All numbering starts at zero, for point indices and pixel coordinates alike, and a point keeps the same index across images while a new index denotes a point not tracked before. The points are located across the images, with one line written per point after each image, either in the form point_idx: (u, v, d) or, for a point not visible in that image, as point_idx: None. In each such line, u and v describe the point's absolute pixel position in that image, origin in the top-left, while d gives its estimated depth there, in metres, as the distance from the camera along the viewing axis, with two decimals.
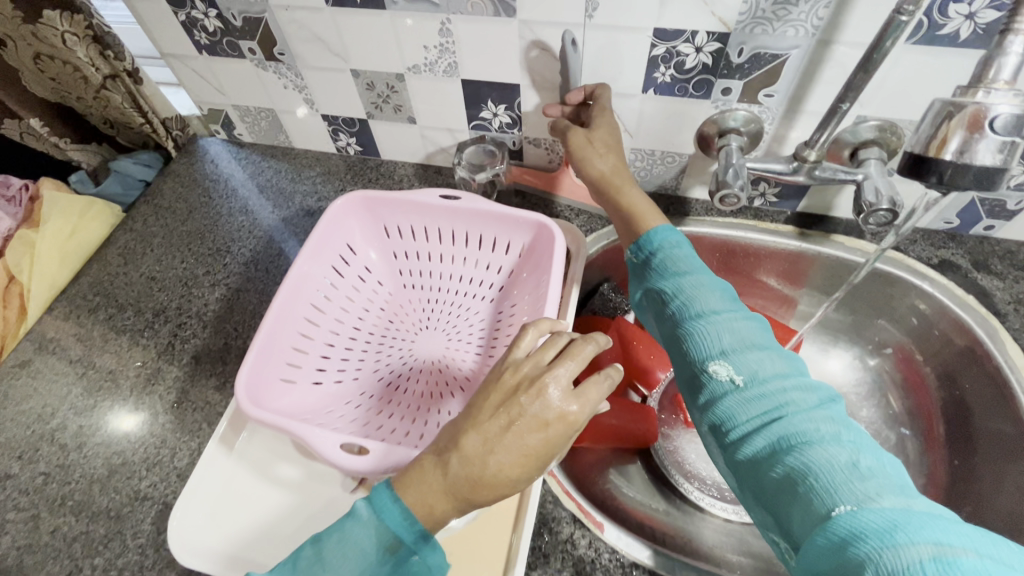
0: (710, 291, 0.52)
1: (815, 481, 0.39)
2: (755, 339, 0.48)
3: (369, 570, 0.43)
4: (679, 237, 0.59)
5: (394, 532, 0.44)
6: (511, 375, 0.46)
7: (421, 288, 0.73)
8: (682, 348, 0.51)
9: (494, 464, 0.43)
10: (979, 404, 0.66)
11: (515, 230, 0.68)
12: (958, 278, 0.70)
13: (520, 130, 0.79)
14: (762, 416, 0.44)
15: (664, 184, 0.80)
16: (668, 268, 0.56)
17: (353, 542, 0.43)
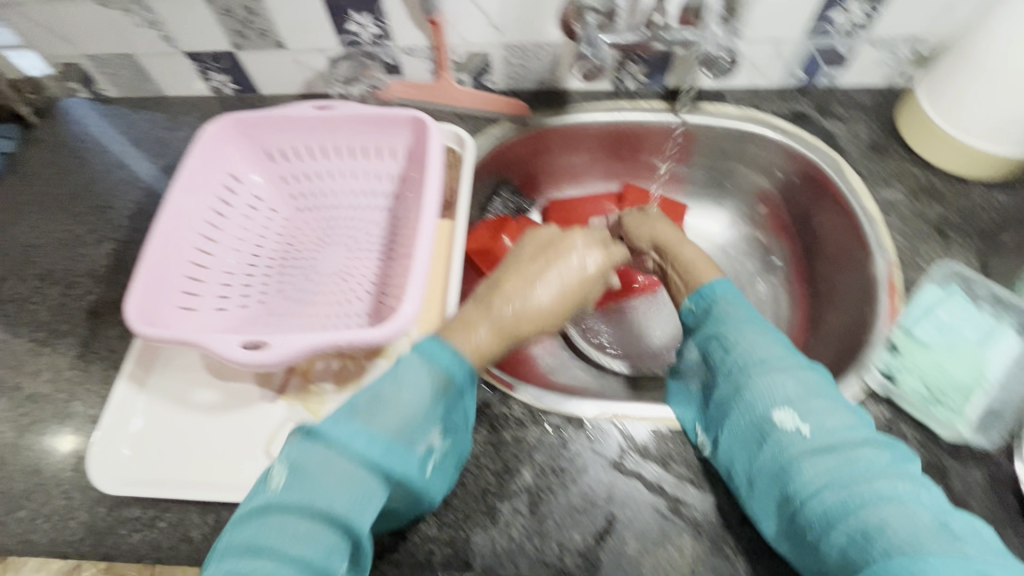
0: (763, 338, 0.51)
1: (893, 539, 0.38)
2: (820, 390, 0.48)
3: (430, 403, 0.44)
4: (734, 290, 0.58)
5: (444, 364, 0.46)
6: (558, 240, 0.58)
7: (316, 208, 0.74)
8: (737, 399, 0.49)
9: (536, 296, 0.52)
10: (833, 231, 0.74)
11: (396, 133, 0.69)
12: (808, 126, 0.77)
13: (392, 40, 0.78)
14: (831, 472, 0.42)
15: (543, 79, 0.82)
16: (718, 314, 0.55)
17: (408, 380, 0.44)
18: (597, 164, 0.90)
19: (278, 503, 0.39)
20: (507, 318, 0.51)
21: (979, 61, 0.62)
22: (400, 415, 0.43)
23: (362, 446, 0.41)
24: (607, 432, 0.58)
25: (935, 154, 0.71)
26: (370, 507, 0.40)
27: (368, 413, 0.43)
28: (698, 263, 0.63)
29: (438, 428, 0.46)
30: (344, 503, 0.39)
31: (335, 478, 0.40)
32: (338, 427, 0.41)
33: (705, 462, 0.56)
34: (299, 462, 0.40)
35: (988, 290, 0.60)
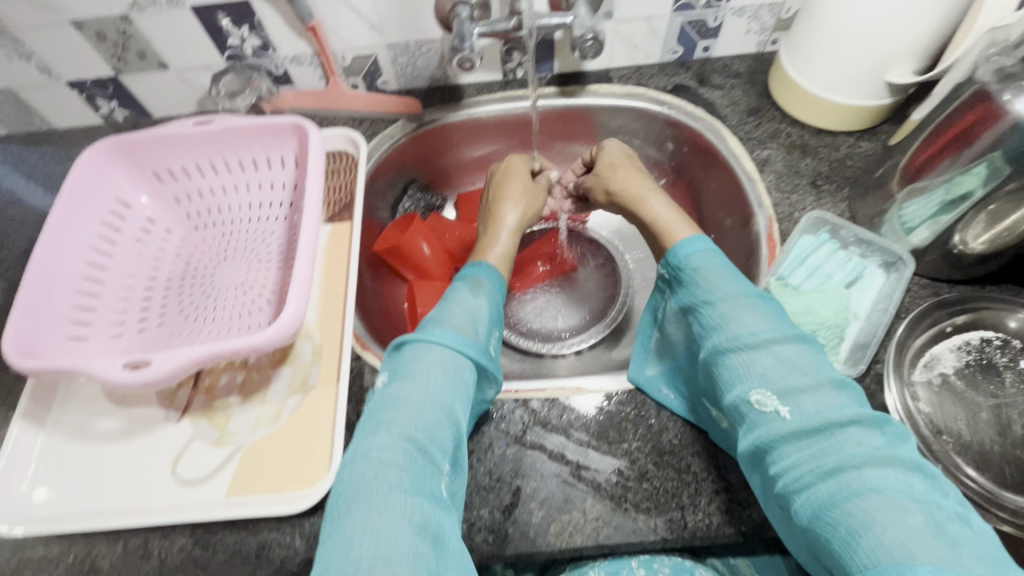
0: (745, 312, 0.51)
1: (874, 537, 0.39)
2: (802, 363, 0.48)
3: (481, 308, 0.59)
4: (711, 248, 0.58)
5: (481, 279, 0.62)
6: (506, 179, 0.75)
7: (213, 225, 0.73)
8: (722, 377, 0.51)
9: (513, 220, 0.71)
10: (721, 194, 0.78)
11: (280, 140, 0.69)
12: (689, 97, 0.81)
13: (275, 50, 0.78)
14: (815, 458, 0.44)
15: (434, 75, 0.84)
16: (700, 287, 0.55)
17: (459, 300, 0.59)
18: (502, 154, 0.92)
19: (400, 388, 0.50)
20: (496, 246, 0.69)
21: (823, 21, 0.66)
22: (465, 319, 0.56)
23: (447, 340, 0.53)
24: (509, 409, 0.59)
25: (802, 111, 0.75)
26: (459, 387, 0.51)
27: (440, 324, 0.55)
28: (675, 221, 0.65)
29: (491, 331, 0.59)
30: (451, 380, 0.51)
31: (434, 365, 0.51)
32: (427, 333, 0.54)
33: (603, 425, 0.58)
34: (399, 366, 0.52)
35: (854, 234, 0.64)
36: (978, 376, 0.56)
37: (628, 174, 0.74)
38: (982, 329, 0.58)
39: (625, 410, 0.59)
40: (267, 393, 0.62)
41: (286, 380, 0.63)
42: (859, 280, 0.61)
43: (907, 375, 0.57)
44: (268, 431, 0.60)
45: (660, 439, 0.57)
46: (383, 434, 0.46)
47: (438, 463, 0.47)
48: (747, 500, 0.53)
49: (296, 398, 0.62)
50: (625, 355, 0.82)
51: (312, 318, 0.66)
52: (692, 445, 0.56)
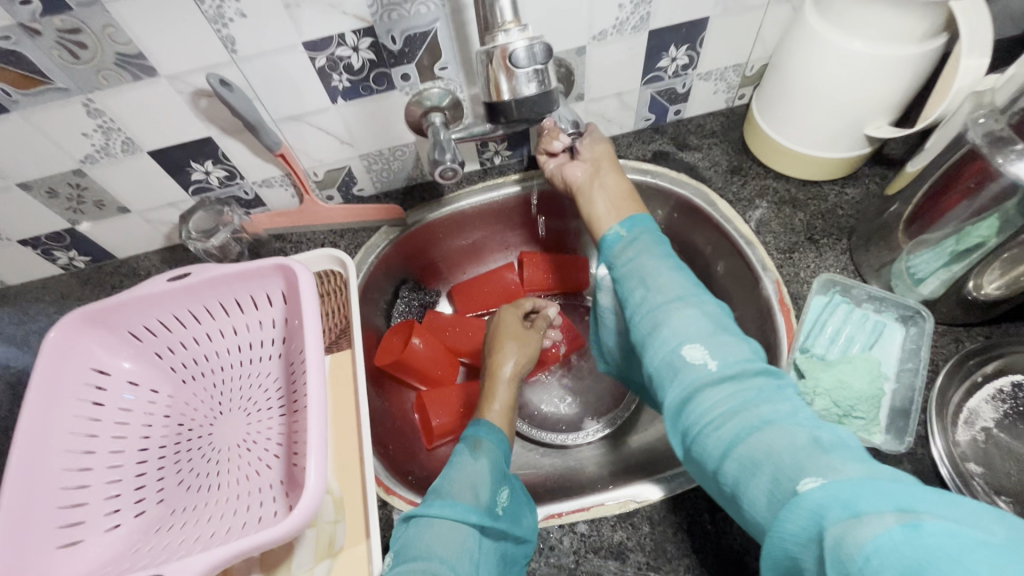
0: (673, 277, 0.54)
1: (774, 461, 0.40)
2: (719, 325, 0.51)
3: (484, 470, 0.54)
4: (645, 228, 0.61)
5: (483, 438, 0.57)
6: (500, 326, 0.72)
7: (202, 375, 0.68)
8: (654, 334, 0.51)
9: (510, 369, 0.67)
10: (719, 257, 0.77)
11: (264, 280, 0.65)
12: (670, 163, 0.80)
13: (243, 177, 0.75)
14: (728, 399, 0.45)
15: (410, 175, 0.81)
16: (636, 258, 0.57)
17: (461, 467, 0.54)
18: (488, 239, 0.90)
19: (405, 568, 0.46)
20: (494, 402, 0.63)
21: (794, 85, 0.67)
22: (467, 484, 0.52)
23: (448, 511, 0.49)
24: (557, 539, 0.56)
25: (785, 166, 0.75)
26: (465, 558, 0.47)
27: (441, 492, 0.51)
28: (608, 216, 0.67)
29: (498, 491, 0.53)
30: (453, 549, 0.47)
31: (438, 541, 0.47)
32: (429, 504, 0.50)
33: (657, 539, 0.55)
34: (403, 545, 0.48)
35: (865, 292, 0.63)
36: (1019, 424, 0.55)
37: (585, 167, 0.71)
38: (1012, 374, 0.57)
39: (677, 518, 0.56)
40: (292, 565, 0.57)
41: (311, 546, 0.57)
42: (881, 338, 0.61)
43: (951, 435, 0.56)
44: None
45: (720, 547, 0.54)
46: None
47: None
48: None
49: (324, 567, 0.56)
50: (651, 434, 0.78)
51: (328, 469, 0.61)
52: (755, 547, 0.53)
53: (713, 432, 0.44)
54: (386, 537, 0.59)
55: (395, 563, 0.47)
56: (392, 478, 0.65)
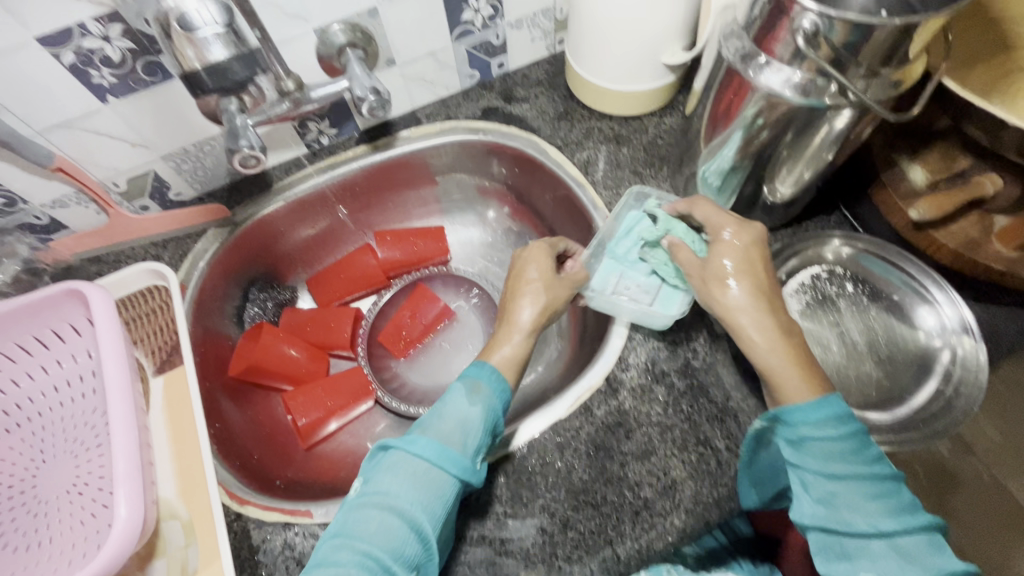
0: (864, 500, 0.44)
1: None
2: (914, 546, 0.42)
3: (475, 419, 0.50)
4: (832, 413, 0.46)
5: (481, 381, 0.53)
6: (522, 270, 0.62)
7: (16, 426, 0.61)
8: (819, 545, 0.44)
9: (529, 315, 0.59)
10: (561, 204, 0.78)
11: (63, 309, 0.60)
12: (500, 118, 0.80)
13: (26, 201, 0.66)
14: None
15: (231, 170, 0.76)
16: (816, 467, 0.45)
17: (452, 413, 0.50)
18: (340, 224, 0.86)
19: (368, 499, 0.47)
20: (506, 348, 0.57)
21: (587, 22, 0.68)
22: (455, 426, 0.50)
23: (429, 450, 0.48)
24: None
25: (604, 105, 0.76)
26: (432, 499, 0.47)
27: (428, 429, 0.50)
28: (790, 368, 0.48)
29: (486, 440, 0.51)
30: (425, 490, 0.47)
31: (411, 478, 0.47)
32: (412, 438, 0.49)
33: (511, 488, 0.56)
34: (374, 474, 0.49)
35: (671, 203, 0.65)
36: (819, 311, 0.61)
37: (741, 292, 0.50)
38: (810, 267, 0.63)
39: (529, 463, 0.57)
40: None
41: None
42: None
43: None
44: None
45: (571, 480, 0.56)
46: (347, 552, 0.44)
47: (408, 542, 0.45)
48: (664, 509, 0.54)
49: None
50: None
51: (171, 493, 0.58)
52: (602, 474, 0.56)
53: None
54: (244, 549, 0.56)
55: (361, 488, 0.48)
56: (248, 488, 0.62)
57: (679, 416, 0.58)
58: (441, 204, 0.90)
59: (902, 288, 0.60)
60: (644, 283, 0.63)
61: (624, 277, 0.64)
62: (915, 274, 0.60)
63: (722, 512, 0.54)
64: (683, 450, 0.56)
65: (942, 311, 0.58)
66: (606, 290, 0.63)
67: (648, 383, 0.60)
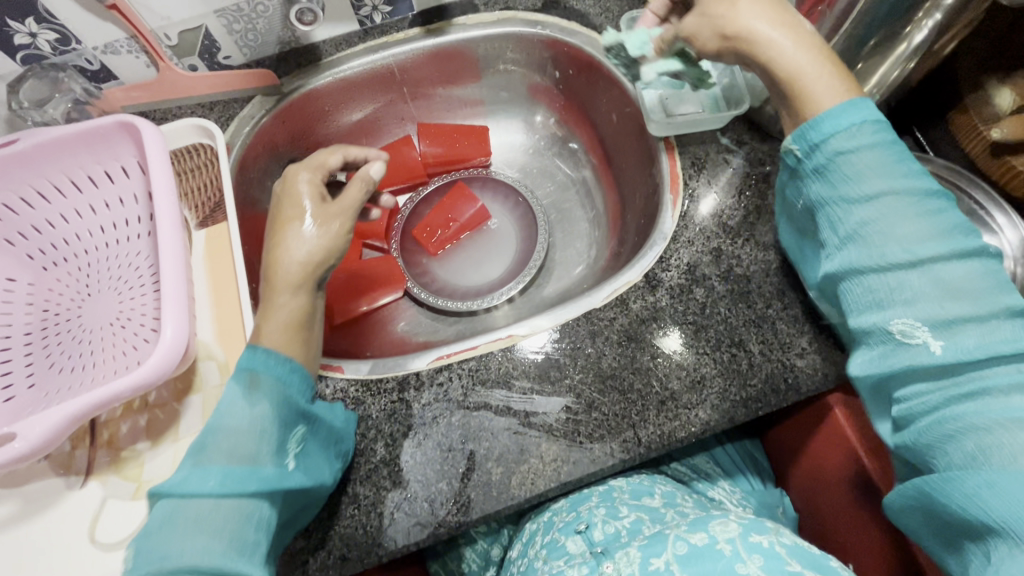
0: (904, 224, 0.43)
1: (1005, 458, 0.38)
2: (961, 283, 0.42)
3: (264, 418, 0.47)
4: (863, 121, 0.45)
5: (259, 372, 0.48)
6: (279, 211, 0.56)
7: (64, 260, 0.63)
8: (853, 292, 0.46)
9: (294, 263, 0.52)
10: (614, 108, 0.75)
11: (112, 145, 0.60)
12: (560, 12, 0.76)
13: (79, 41, 0.66)
14: (953, 392, 0.41)
15: (280, 38, 0.74)
16: (856, 188, 0.45)
17: (231, 429, 0.46)
18: (384, 111, 0.84)
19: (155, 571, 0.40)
20: (280, 309, 0.51)
21: None
22: (245, 439, 0.46)
23: (208, 482, 0.43)
24: (445, 377, 0.57)
25: None
26: (241, 527, 0.42)
27: (204, 457, 0.45)
28: (811, 65, 0.48)
29: (294, 430, 0.49)
30: (219, 530, 0.42)
31: (196, 524, 0.42)
32: (180, 479, 0.43)
33: (540, 366, 0.56)
34: (148, 535, 0.42)
35: None
36: None
37: (754, 4, 0.50)
38: None
39: (560, 346, 0.57)
40: (179, 429, 0.56)
41: (197, 409, 0.56)
42: None
43: None
44: None
45: (600, 366, 0.56)
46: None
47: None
48: (690, 402, 0.54)
49: None
50: (556, 292, 0.80)
51: (209, 336, 0.59)
52: (631, 363, 0.56)
53: (940, 418, 0.41)
54: None
55: (137, 564, 0.41)
56: None
57: (715, 317, 0.57)
58: (486, 104, 0.87)
59: (966, 215, 0.57)
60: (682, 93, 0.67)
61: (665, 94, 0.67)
62: (981, 200, 0.57)
63: (747, 410, 0.54)
64: (715, 350, 0.56)
65: (1004, 236, 0.56)
66: (661, 115, 0.66)
67: (687, 283, 0.59)
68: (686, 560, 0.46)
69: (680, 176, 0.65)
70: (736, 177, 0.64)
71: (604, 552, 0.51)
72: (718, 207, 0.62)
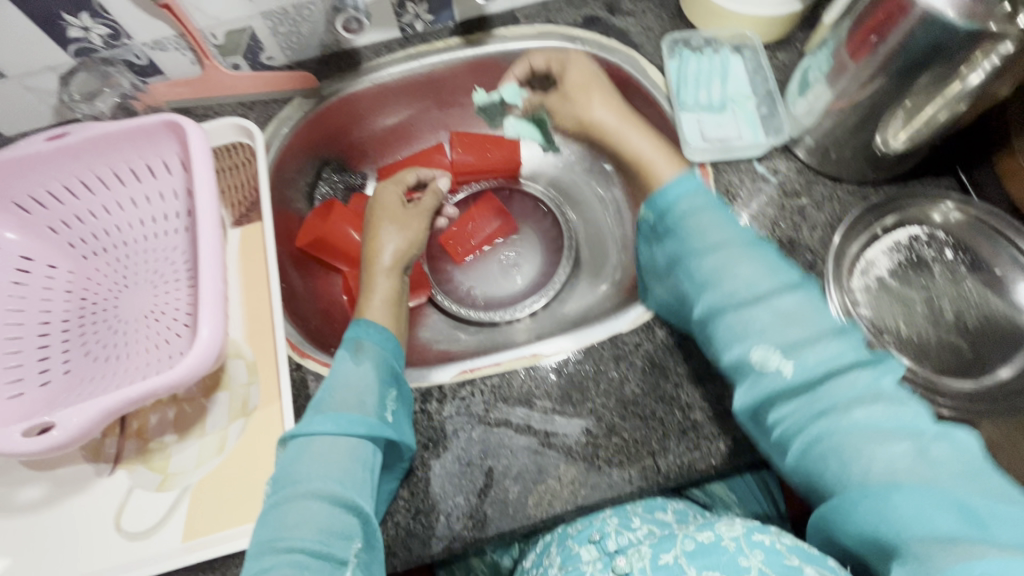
0: (738, 266, 0.50)
1: (864, 471, 0.42)
2: (795, 313, 0.48)
3: (369, 375, 0.53)
4: (688, 194, 0.55)
5: (363, 340, 0.55)
6: (375, 207, 0.65)
7: (105, 250, 0.64)
8: (718, 332, 0.50)
9: (389, 254, 0.61)
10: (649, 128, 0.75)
11: (157, 143, 0.61)
12: (601, 29, 0.76)
13: (129, 37, 0.67)
14: (807, 409, 0.45)
15: (323, 42, 0.75)
16: (692, 245, 0.52)
17: (342, 383, 0.52)
18: (418, 118, 0.85)
19: (287, 495, 0.47)
20: (375, 295, 0.59)
21: None
22: (353, 393, 0.52)
23: (328, 426, 0.49)
24: (468, 391, 0.57)
25: (715, 28, 0.71)
26: (353, 468, 0.48)
27: (323, 406, 0.51)
28: (656, 157, 0.61)
29: (386, 392, 0.53)
30: (337, 466, 0.48)
31: (317, 460, 0.48)
32: (306, 422, 0.50)
33: (564, 387, 0.57)
34: (282, 471, 0.48)
35: (703, 38, 0.72)
36: (911, 272, 0.58)
37: (603, 104, 0.66)
38: (909, 227, 0.59)
39: (585, 368, 0.57)
40: (206, 424, 0.57)
41: (224, 406, 0.58)
42: (727, 69, 0.70)
43: (847, 284, 0.58)
44: (214, 465, 0.55)
45: (623, 391, 0.56)
46: (272, 555, 0.44)
47: (337, 515, 0.46)
48: (712, 434, 0.54)
49: (238, 424, 0.57)
50: (579, 308, 0.80)
51: (240, 335, 0.60)
52: (655, 390, 0.56)
53: (811, 442, 0.44)
54: (301, 398, 0.59)
55: (274, 489, 0.48)
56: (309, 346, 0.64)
57: None
58: None
59: (1006, 262, 0.57)
60: (722, 120, 0.68)
61: (704, 120, 0.68)
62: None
63: None
64: None
65: None
66: (698, 141, 0.67)
67: None
68: (694, 555, 0.46)
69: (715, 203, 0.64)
70: (771, 207, 0.63)
71: (619, 551, 0.53)
72: None
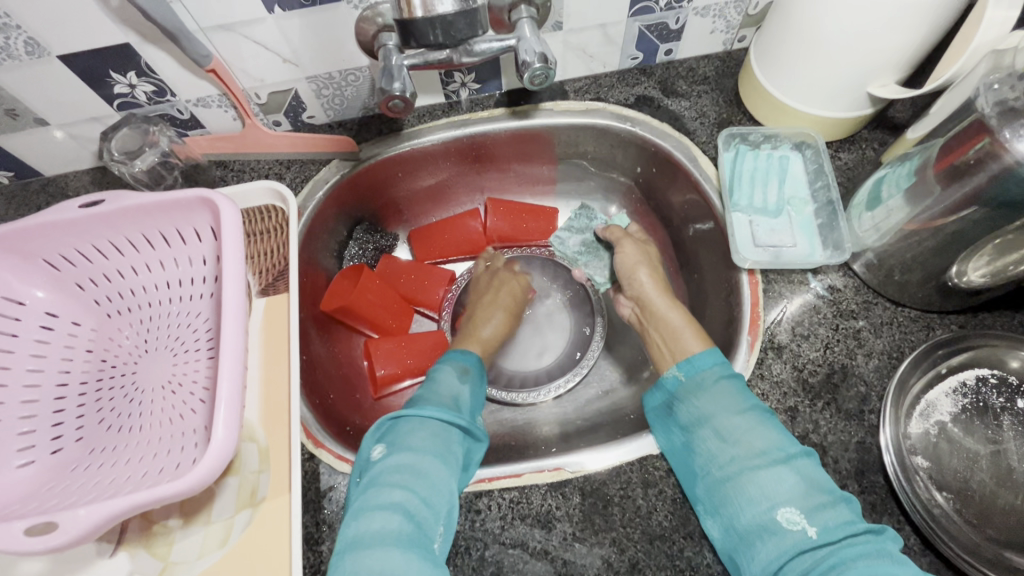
0: (764, 429, 0.51)
1: None
2: (814, 478, 0.48)
3: (464, 393, 0.62)
4: (722, 362, 0.56)
5: (466, 365, 0.65)
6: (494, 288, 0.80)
7: (129, 311, 0.63)
8: (739, 493, 0.49)
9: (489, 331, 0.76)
10: (694, 219, 0.72)
11: (192, 214, 0.60)
12: (653, 111, 0.73)
13: (173, 95, 0.67)
14: (824, 558, 0.44)
15: (366, 105, 0.74)
16: (723, 405, 0.53)
17: (443, 387, 0.61)
18: (455, 180, 0.83)
19: (399, 457, 0.52)
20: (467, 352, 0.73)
21: (794, 26, 0.58)
22: (450, 397, 0.60)
23: (438, 413, 0.56)
24: (484, 504, 0.54)
25: (776, 123, 0.68)
26: (450, 453, 0.54)
27: (422, 402, 0.59)
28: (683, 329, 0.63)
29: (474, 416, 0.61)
30: (439, 446, 0.53)
31: (426, 435, 0.54)
32: (419, 408, 0.56)
33: (586, 511, 0.53)
34: (392, 438, 0.54)
35: (761, 135, 0.69)
36: (975, 420, 0.53)
37: (647, 279, 0.71)
38: (977, 367, 0.54)
39: (610, 491, 0.54)
40: (212, 512, 0.55)
41: (232, 494, 0.56)
42: (785, 171, 0.68)
43: (903, 426, 0.53)
44: (216, 557, 0.53)
45: (649, 522, 0.53)
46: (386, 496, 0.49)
47: (439, 488, 0.51)
48: None
49: (245, 514, 0.55)
50: (605, 396, 0.77)
51: (255, 417, 0.59)
52: (683, 525, 0.52)
53: None
54: (310, 490, 0.57)
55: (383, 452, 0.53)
56: (324, 430, 0.62)
57: None
58: (559, 184, 0.85)
59: None
60: (776, 225, 0.65)
61: (755, 223, 0.65)
62: None
63: None
64: None
65: None
66: (750, 245, 0.63)
67: None
68: None
69: (761, 318, 0.60)
70: (823, 326, 0.59)
71: None
72: (800, 360, 0.58)
